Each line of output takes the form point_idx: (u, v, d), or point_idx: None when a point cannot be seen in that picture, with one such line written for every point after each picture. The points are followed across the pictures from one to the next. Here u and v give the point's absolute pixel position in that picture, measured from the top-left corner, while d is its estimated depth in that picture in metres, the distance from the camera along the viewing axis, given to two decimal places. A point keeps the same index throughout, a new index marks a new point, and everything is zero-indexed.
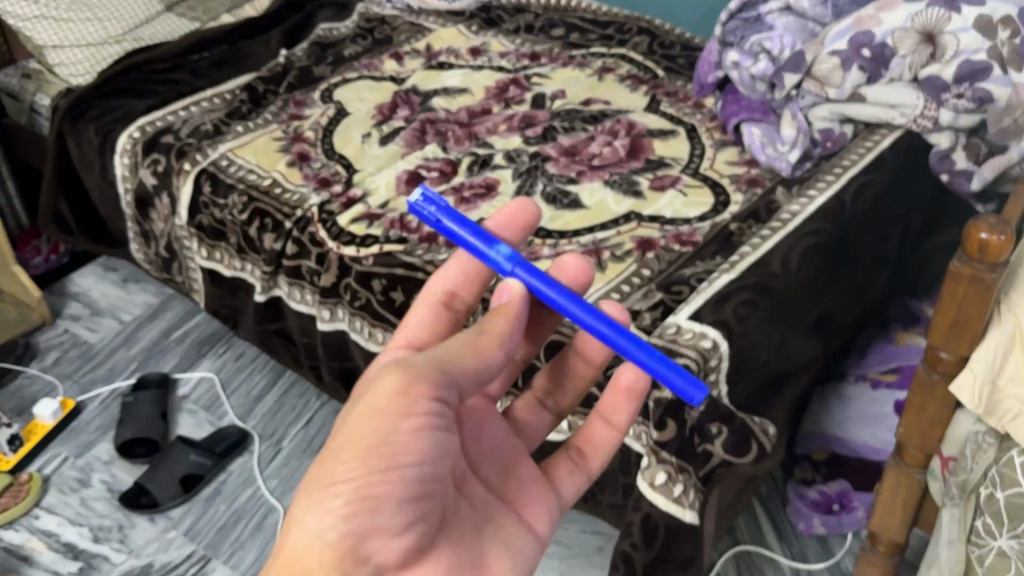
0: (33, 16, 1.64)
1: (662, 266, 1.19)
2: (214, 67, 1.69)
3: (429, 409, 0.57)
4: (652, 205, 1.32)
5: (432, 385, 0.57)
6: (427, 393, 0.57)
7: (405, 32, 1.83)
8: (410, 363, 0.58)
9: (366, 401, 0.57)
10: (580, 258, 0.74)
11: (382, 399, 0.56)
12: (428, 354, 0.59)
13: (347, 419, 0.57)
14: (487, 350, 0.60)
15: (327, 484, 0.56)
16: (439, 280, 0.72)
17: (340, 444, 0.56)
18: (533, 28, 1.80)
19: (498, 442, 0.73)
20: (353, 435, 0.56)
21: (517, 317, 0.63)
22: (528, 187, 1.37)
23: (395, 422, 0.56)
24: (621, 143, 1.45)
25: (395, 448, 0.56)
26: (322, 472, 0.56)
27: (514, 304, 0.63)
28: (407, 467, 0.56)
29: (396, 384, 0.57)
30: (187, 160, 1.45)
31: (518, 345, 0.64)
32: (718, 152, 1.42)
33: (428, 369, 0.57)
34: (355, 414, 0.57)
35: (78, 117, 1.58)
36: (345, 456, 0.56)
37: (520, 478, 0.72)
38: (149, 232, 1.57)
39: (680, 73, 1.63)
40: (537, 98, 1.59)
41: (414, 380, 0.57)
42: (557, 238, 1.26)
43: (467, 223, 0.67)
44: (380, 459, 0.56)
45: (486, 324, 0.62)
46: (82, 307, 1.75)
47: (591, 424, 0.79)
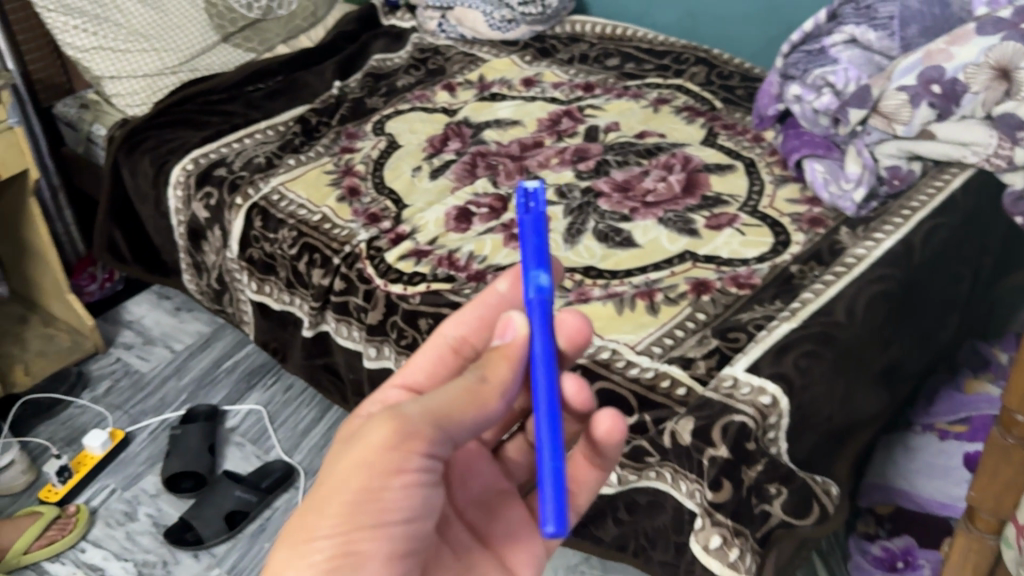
0: (91, 48, 1.66)
1: (718, 310, 1.14)
2: (269, 99, 1.70)
3: (420, 464, 0.57)
4: (709, 243, 1.27)
5: (425, 443, 0.56)
6: (420, 449, 0.56)
7: (459, 62, 1.81)
8: (404, 412, 0.56)
9: (354, 451, 0.56)
10: (581, 317, 0.68)
11: (372, 452, 0.55)
12: (422, 402, 0.57)
13: (334, 467, 0.56)
14: (487, 402, 0.58)
15: (310, 537, 0.55)
16: (452, 324, 0.70)
17: (324, 496, 0.56)
18: (588, 58, 1.78)
19: (488, 486, 0.71)
20: (339, 489, 0.55)
21: (523, 361, 0.58)
22: (580, 223, 1.34)
23: (384, 479, 0.55)
24: (676, 178, 1.41)
25: (383, 505, 0.56)
26: (305, 523, 0.56)
27: (517, 347, 0.57)
28: (391, 523, 0.57)
29: (386, 439, 0.55)
30: (239, 194, 1.45)
31: (514, 395, 0.60)
32: (778, 189, 1.37)
33: (423, 423, 0.56)
34: (342, 465, 0.56)
35: (134, 147, 1.61)
36: (330, 510, 0.55)
37: (508, 520, 0.70)
38: (200, 264, 1.57)
39: (739, 105, 1.58)
40: (590, 130, 1.56)
41: (407, 436, 0.55)
42: (609, 279, 1.22)
43: (541, 238, 0.56)
44: (367, 516, 0.56)
45: (487, 370, 0.58)
46: (135, 335, 1.77)
47: (574, 464, 0.72)
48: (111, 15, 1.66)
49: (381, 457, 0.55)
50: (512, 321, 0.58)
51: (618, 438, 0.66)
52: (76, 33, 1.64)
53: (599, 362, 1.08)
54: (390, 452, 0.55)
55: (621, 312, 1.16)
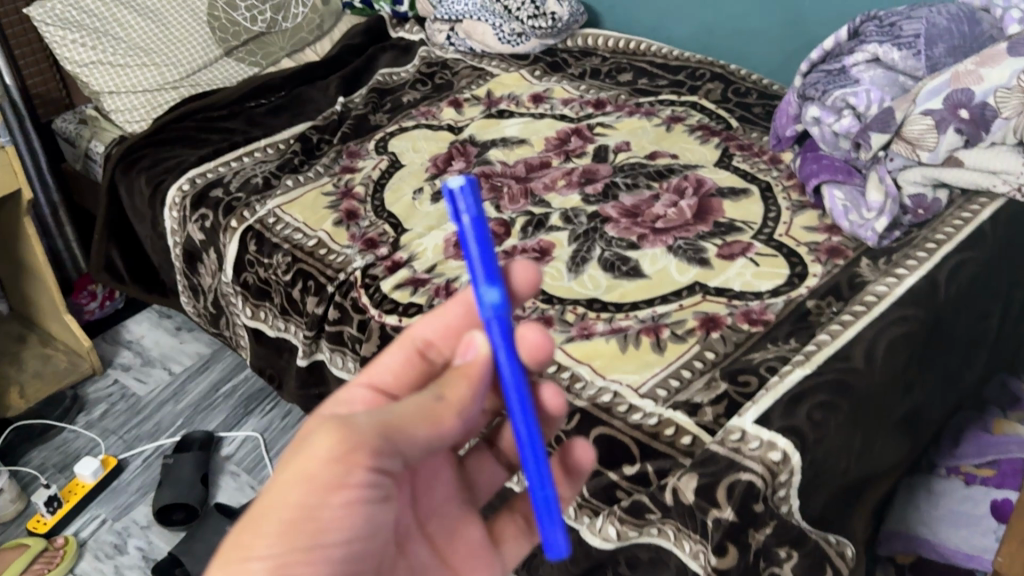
0: (89, 62, 1.63)
1: (729, 349, 1.08)
2: (270, 115, 1.65)
3: (365, 479, 0.54)
4: (720, 274, 1.21)
5: (371, 457, 0.53)
6: (365, 464, 0.53)
7: (466, 76, 1.76)
8: (352, 423, 0.53)
9: (295, 463, 0.53)
10: (544, 331, 0.62)
11: (314, 465, 0.52)
12: (375, 414, 0.54)
13: (275, 477, 0.54)
14: (441, 420, 0.56)
15: (245, 556, 0.52)
16: (423, 325, 0.65)
17: (263, 510, 0.53)
18: (600, 73, 1.71)
19: (452, 501, 0.68)
20: (280, 504, 0.53)
21: (483, 381, 0.57)
22: (585, 250, 1.28)
23: (326, 494, 0.53)
24: (687, 204, 1.35)
25: (323, 523, 0.53)
26: (241, 540, 0.53)
27: (479, 367, 0.57)
28: (332, 542, 0.54)
29: (331, 453, 0.52)
30: (234, 217, 1.41)
31: (477, 411, 0.58)
32: (795, 216, 1.30)
33: (370, 436, 0.53)
34: (284, 477, 0.53)
35: (130, 166, 1.57)
36: (267, 526, 0.53)
37: (467, 539, 0.68)
38: (196, 286, 1.53)
39: (756, 124, 1.51)
40: (599, 150, 1.50)
41: (351, 449, 0.53)
42: (613, 312, 1.16)
43: (487, 249, 0.52)
44: (306, 535, 0.53)
45: (446, 387, 0.57)
46: (134, 355, 1.73)
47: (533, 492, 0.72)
48: (110, 28, 1.65)
49: (323, 471, 0.52)
50: (476, 340, 0.57)
51: (587, 466, 0.69)
52: (74, 46, 1.62)
53: (599, 405, 1.02)
54: (333, 466, 0.52)
55: (625, 349, 1.10)
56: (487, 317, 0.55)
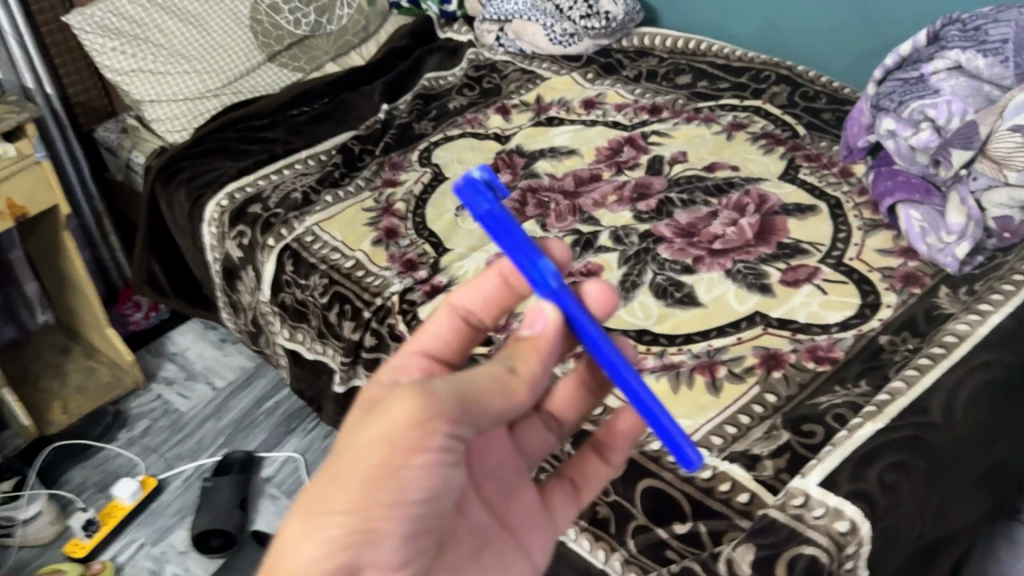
0: (129, 70, 1.59)
1: (792, 391, 0.99)
2: (312, 123, 1.60)
3: (444, 444, 0.54)
4: (783, 304, 1.11)
5: (451, 423, 0.53)
6: (446, 431, 0.53)
7: (515, 80, 1.68)
8: (431, 390, 0.54)
9: (375, 426, 0.53)
10: (605, 284, 0.63)
11: (395, 428, 0.52)
12: (450, 381, 0.55)
13: (354, 438, 0.54)
14: (515, 391, 0.57)
15: (328, 510, 0.53)
16: (463, 295, 0.65)
17: (344, 467, 0.53)
18: (656, 75, 1.62)
19: (511, 458, 0.68)
20: (358, 462, 0.53)
21: (550, 351, 0.59)
22: (636, 275, 1.20)
23: (406, 457, 0.52)
24: (747, 222, 1.25)
25: (402, 485, 0.53)
26: (320, 494, 0.53)
27: (546, 339, 0.58)
28: (411, 502, 0.54)
29: (412, 414, 0.52)
30: (272, 235, 1.36)
31: (547, 376, 0.60)
32: (867, 236, 1.20)
33: (449, 403, 0.53)
34: (363, 438, 0.53)
35: (170, 178, 1.53)
36: (348, 483, 0.53)
37: (523, 502, 0.68)
38: (236, 303, 1.48)
39: (825, 132, 1.41)
40: (653, 162, 1.41)
41: (430, 415, 0.53)
42: (665, 345, 1.08)
43: (516, 228, 0.56)
44: (385, 494, 0.53)
45: (516, 361, 0.59)
46: (177, 369, 1.71)
47: (584, 460, 0.74)
48: (150, 35, 1.60)
49: (406, 434, 0.52)
50: (544, 310, 0.58)
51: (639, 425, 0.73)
52: (114, 54, 1.58)
53: (647, 454, 0.94)
54: (414, 432, 0.52)
55: (676, 390, 1.01)
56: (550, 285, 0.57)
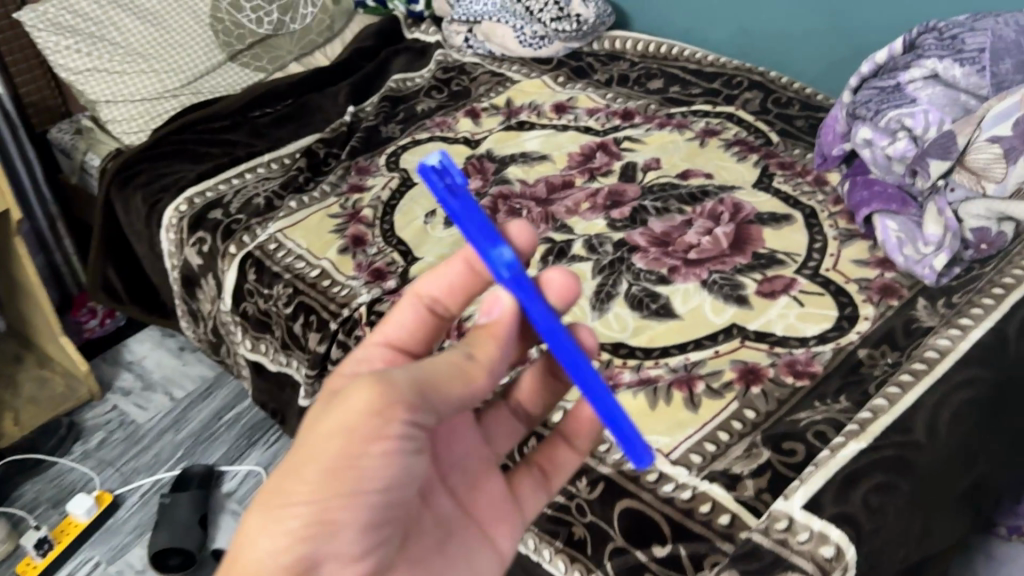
0: (83, 69, 1.54)
1: (771, 407, 0.97)
2: (275, 125, 1.55)
3: (403, 432, 0.53)
4: (760, 315, 1.09)
5: (408, 412, 0.53)
6: (403, 420, 0.53)
7: (485, 83, 1.64)
8: (388, 379, 0.53)
9: (332, 417, 0.53)
10: (568, 272, 0.61)
11: (352, 418, 0.52)
12: (409, 369, 0.54)
13: (312, 429, 0.54)
14: (474, 377, 0.56)
15: (287, 502, 0.54)
16: (428, 283, 0.65)
17: (302, 459, 0.54)
18: (628, 79, 1.60)
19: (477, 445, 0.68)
20: (316, 453, 0.53)
21: (507, 339, 0.58)
22: (611, 285, 1.17)
23: (361, 446, 0.52)
24: (723, 231, 1.23)
25: (360, 475, 0.53)
26: (280, 486, 0.54)
27: (503, 325, 0.58)
28: (370, 492, 0.54)
29: (368, 404, 0.52)
30: (233, 242, 1.31)
31: (507, 363, 0.60)
32: (843, 246, 1.18)
33: (406, 392, 0.53)
34: (321, 428, 0.53)
35: (126, 182, 1.47)
36: (307, 475, 0.53)
37: (491, 491, 0.67)
38: (196, 311, 1.43)
39: (799, 139, 1.39)
40: (627, 168, 1.39)
41: (387, 403, 0.52)
42: (641, 359, 1.05)
43: (476, 209, 0.53)
44: (343, 484, 0.53)
45: (474, 347, 0.58)
46: (134, 379, 1.65)
47: (553, 449, 0.73)
48: (106, 33, 1.56)
49: (361, 423, 0.52)
50: (501, 298, 0.57)
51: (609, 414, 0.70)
52: (69, 53, 1.53)
53: (626, 474, 0.92)
54: (370, 422, 0.52)
55: (654, 405, 0.99)
56: (502, 276, 0.53)
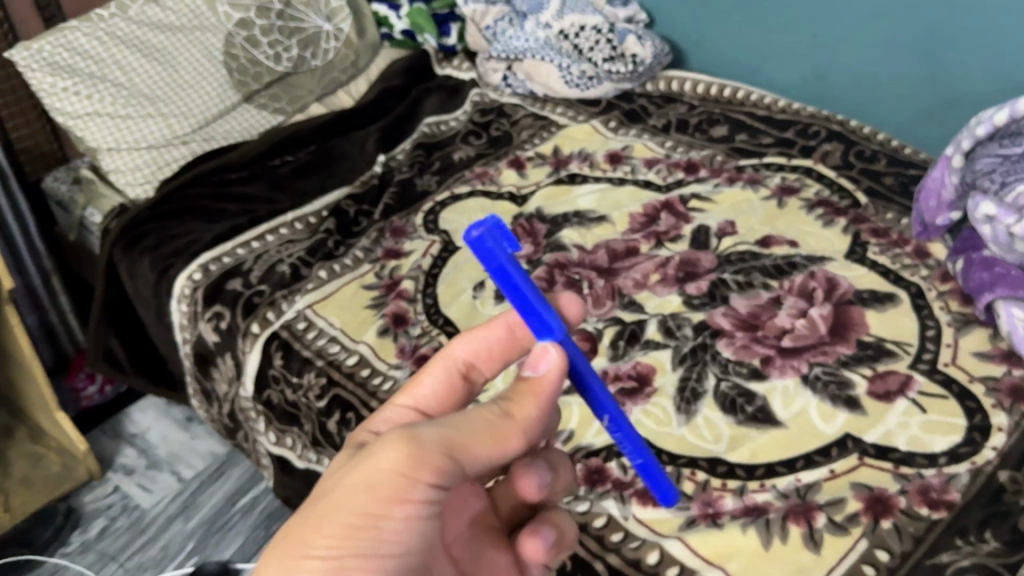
0: (86, 113, 1.39)
1: (907, 547, 0.81)
2: (297, 177, 1.40)
3: (428, 497, 0.52)
4: (878, 424, 0.94)
5: (435, 474, 0.52)
6: (431, 484, 0.52)
7: (528, 127, 1.50)
8: (420, 437, 0.52)
9: (359, 469, 0.52)
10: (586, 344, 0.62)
11: (380, 474, 0.51)
12: (439, 427, 0.53)
13: (335, 485, 0.52)
14: (509, 440, 0.55)
15: (300, 555, 0.50)
16: (463, 345, 0.64)
17: (322, 511, 0.51)
18: (687, 125, 1.45)
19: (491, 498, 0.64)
20: (338, 506, 0.51)
21: (550, 396, 0.56)
22: (695, 379, 1.01)
23: (386, 506, 0.51)
24: (819, 313, 1.08)
25: (381, 535, 0.51)
26: (298, 536, 0.51)
27: (549, 382, 0.56)
28: (389, 556, 0.52)
29: (398, 460, 0.51)
30: (256, 320, 1.16)
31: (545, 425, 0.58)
32: (959, 335, 1.03)
33: (437, 452, 0.52)
34: (347, 482, 0.52)
35: (132, 243, 1.32)
36: (327, 528, 0.51)
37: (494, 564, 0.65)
38: (210, 391, 1.27)
39: (890, 200, 1.24)
40: (698, 233, 1.24)
41: (416, 463, 0.51)
42: (744, 480, 0.89)
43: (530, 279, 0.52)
44: (365, 543, 0.51)
45: (515, 405, 0.56)
46: (138, 455, 1.50)
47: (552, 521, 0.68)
48: (109, 73, 1.40)
49: (386, 482, 0.51)
50: (551, 351, 0.55)
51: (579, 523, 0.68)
52: (68, 96, 1.37)
53: None
54: (400, 479, 0.51)
55: (769, 545, 0.82)
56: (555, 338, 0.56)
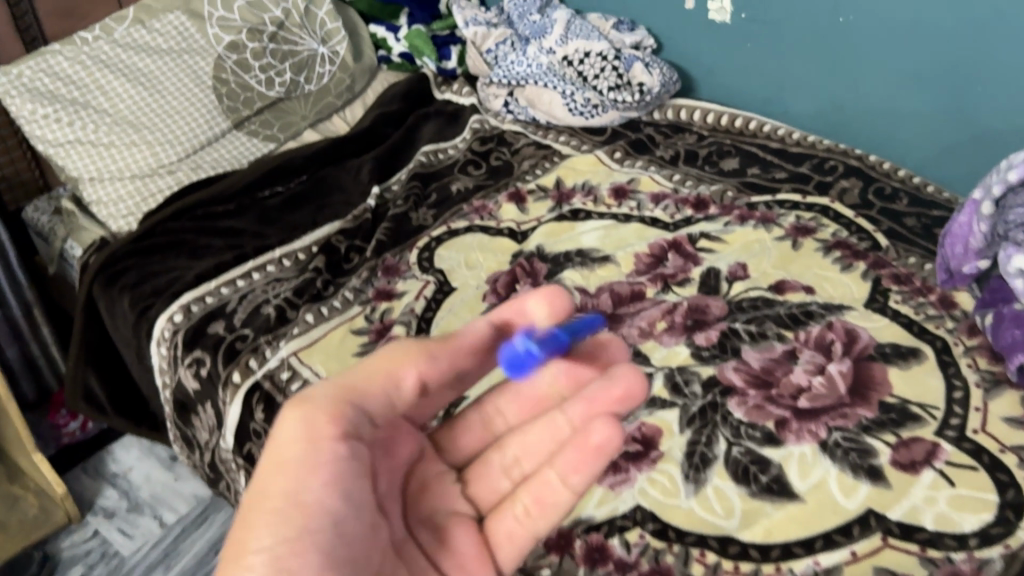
0: (66, 141, 1.33)
1: None
2: (287, 210, 1.34)
3: (339, 450, 0.55)
4: (903, 500, 0.86)
5: (335, 424, 0.56)
6: (334, 438, 0.55)
7: (529, 156, 1.43)
8: (309, 396, 0.57)
9: (269, 452, 0.55)
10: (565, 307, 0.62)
11: (285, 449, 0.55)
12: (330, 381, 0.58)
13: (256, 479, 0.55)
14: (398, 364, 0.60)
15: (242, 553, 0.52)
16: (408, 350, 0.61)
17: (254, 506, 0.54)
18: (697, 158, 1.38)
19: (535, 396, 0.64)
20: (262, 494, 0.54)
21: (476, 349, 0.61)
22: (705, 443, 0.94)
23: (303, 475, 0.54)
24: (837, 370, 1.01)
25: (307, 506, 0.53)
26: (235, 540, 0.53)
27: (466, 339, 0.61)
28: (324, 526, 0.53)
29: (296, 426, 0.55)
30: (237, 368, 1.09)
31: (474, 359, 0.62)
32: (989, 397, 0.96)
33: (329, 406, 0.56)
34: (264, 470, 0.55)
35: (112, 280, 1.25)
36: (257, 519, 0.53)
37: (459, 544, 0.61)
38: (191, 438, 1.20)
39: (913, 244, 1.17)
40: (707, 276, 1.17)
41: (313, 420, 0.55)
42: (758, 562, 0.82)
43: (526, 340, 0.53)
44: (295, 521, 0.53)
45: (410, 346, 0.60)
46: (118, 497, 1.44)
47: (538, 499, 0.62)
48: (92, 99, 1.34)
49: (295, 452, 0.54)
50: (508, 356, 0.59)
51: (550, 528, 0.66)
52: (48, 123, 1.31)
53: None
54: (309, 449, 0.54)
55: None
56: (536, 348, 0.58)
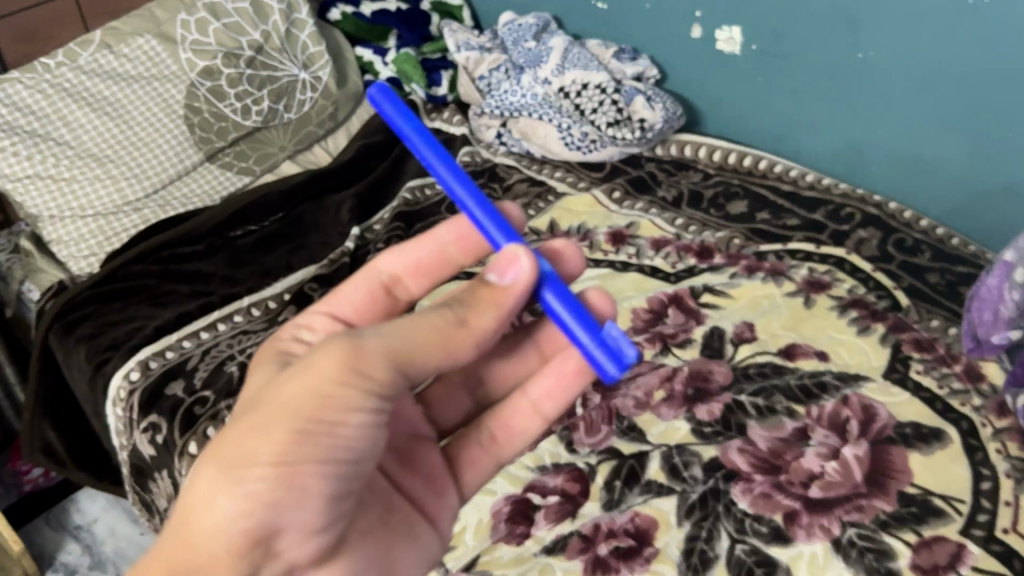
0: (22, 176, 1.23)
1: None
2: (261, 252, 1.25)
3: (378, 404, 0.50)
4: None
5: (380, 381, 0.49)
6: (370, 389, 0.49)
7: (522, 194, 1.33)
8: (363, 345, 0.49)
9: (299, 379, 0.48)
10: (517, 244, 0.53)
11: (323, 383, 0.48)
12: (386, 334, 0.50)
13: (274, 391, 0.49)
14: (458, 345, 0.51)
15: (246, 463, 0.48)
16: (390, 260, 0.63)
17: (259, 423, 0.48)
18: (701, 200, 1.29)
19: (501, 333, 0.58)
20: (278, 408, 0.48)
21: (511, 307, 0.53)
22: (705, 539, 0.85)
23: (329, 411, 0.48)
24: (853, 453, 0.91)
25: (331, 441, 0.49)
26: (239, 447, 0.48)
27: (513, 294, 0.52)
28: (341, 462, 0.50)
29: (341, 366, 0.48)
30: (195, 437, 0.99)
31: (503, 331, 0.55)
32: (1020, 490, 0.87)
33: (380, 363, 0.49)
34: (284, 389, 0.49)
35: (68, 329, 1.16)
36: (267, 441, 0.48)
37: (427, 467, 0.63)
38: (150, 503, 1.11)
39: (935, 305, 1.07)
40: (711, 337, 1.07)
41: (359, 371, 0.49)
42: None
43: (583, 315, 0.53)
44: (312, 449, 0.48)
45: (470, 311, 0.53)
46: (80, 553, 1.35)
47: (517, 410, 0.65)
48: (53, 131, 1.24)
49: (330, 391, 0.48)
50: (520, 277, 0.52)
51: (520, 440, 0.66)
52: (6, 157, 1.21)
53: None
54: (338, 387, 0.48)
55: None
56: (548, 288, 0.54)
